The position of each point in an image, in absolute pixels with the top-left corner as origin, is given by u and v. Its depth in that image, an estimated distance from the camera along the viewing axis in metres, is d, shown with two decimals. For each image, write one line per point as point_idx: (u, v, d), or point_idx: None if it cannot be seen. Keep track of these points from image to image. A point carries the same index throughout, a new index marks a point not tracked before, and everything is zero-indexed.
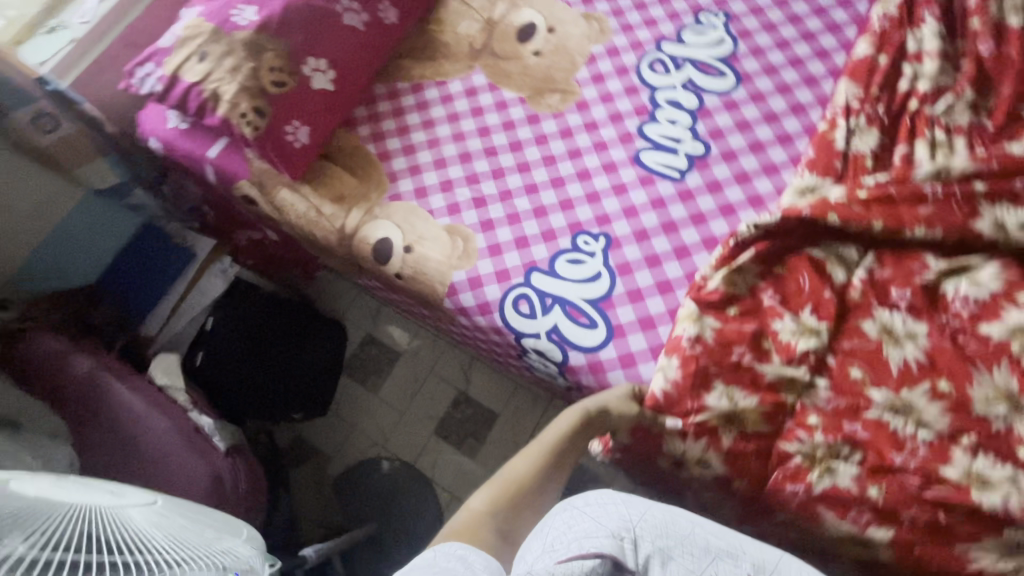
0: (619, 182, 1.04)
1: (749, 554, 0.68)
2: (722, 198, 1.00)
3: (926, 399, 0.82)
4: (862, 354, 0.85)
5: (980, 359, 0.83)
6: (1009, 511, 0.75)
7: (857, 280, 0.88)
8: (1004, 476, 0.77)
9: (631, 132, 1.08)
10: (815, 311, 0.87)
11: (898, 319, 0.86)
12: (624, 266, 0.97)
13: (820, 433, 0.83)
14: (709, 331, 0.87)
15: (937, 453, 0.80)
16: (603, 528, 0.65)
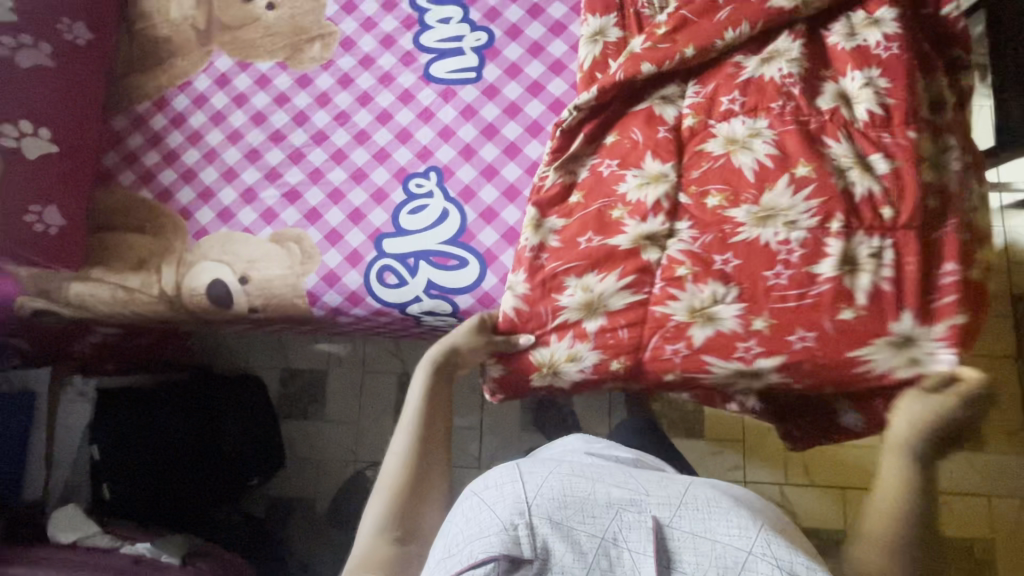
0: (422, 108, 0.96)
1: (650, 496, 0.63)
2: (526, 78, 0.94)
3: (796, 190, 0.74)
4: (717, 175, 0.78)
5: (825, 131, 0.76)
6: (901, 278, 0.72)
7: (686, 110, 0.82)
8: (881, 245, 0.72)
9: (409, 51, 0.98)
10: (655, 155, 0.80)
11: (737, 127, 0.78)
12: (464, 191, 0.92)
13: (691, 281, 0.76)
14: (551, 233, 0.82)
15: (813, 248, 0.73)
16: (496, 519, 0.59)
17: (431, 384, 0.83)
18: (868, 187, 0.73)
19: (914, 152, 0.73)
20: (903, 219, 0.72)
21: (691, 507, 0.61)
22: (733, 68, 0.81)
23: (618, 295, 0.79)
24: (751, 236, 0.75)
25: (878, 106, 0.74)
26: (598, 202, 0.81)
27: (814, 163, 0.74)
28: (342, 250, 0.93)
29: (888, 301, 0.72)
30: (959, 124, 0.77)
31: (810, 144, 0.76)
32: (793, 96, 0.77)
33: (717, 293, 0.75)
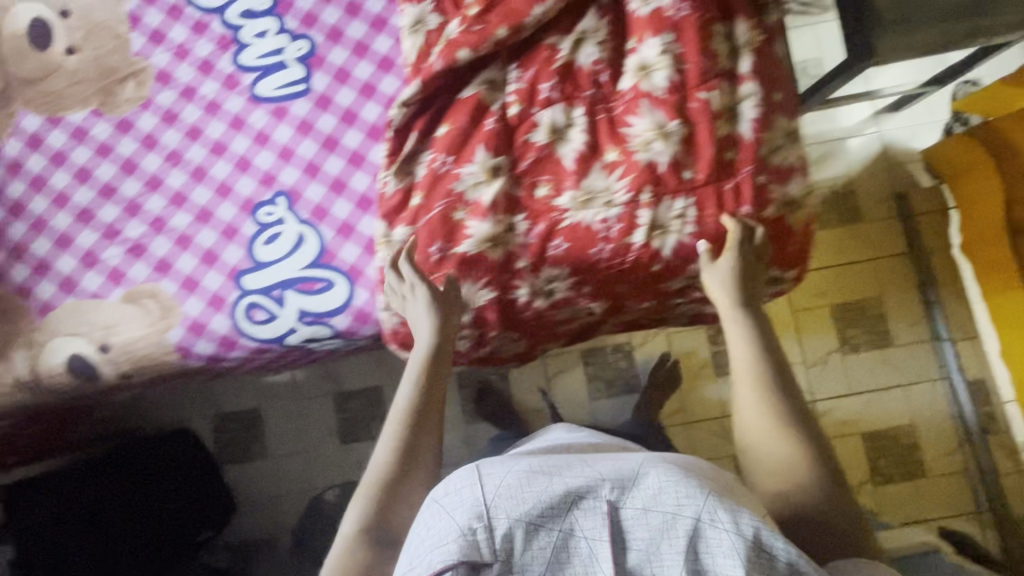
0: (256, 132, 0.91)
1: (606, 474, 0.59)
2: (356, 82, 0.90)
3: (607, 170, 0.80)
4: (547, 165, 0.81)
5: (636, 104, 0.79)
6: (706, 229, 0.80)
7: (512, 96, 0.81)
8: (681, 210, 0.79)
9: (231, 73, 0.92)
10: (486, 149, 0.81)
11: (558, 114, 0.80)
12: (316, 210, 0.88)
13: (537, 268, 0.82)
14: (404, 242, 0.81)
15: (628, 223, 0.79)
16: (451, 527, 0.56)
17: (421, 376, 0.78)
18: (670, 156, 0.77)
19: (710, 113, 0.77)
20: (701, 178, 0.78)
21: (650, 480, 0.57)
22: (548, 49, 0.80)
23: (471, 294, 0.83)
24: (577, 219, 0.80)
25: (676, 71, 0.77)
26: (443, 204, 0.81)
27: (620, 146, 0.80)
28: (202, 296, 0.89)
29: (695, 252, 0.81)
30: (766, 59, 0.80)
31: (619, 120, 0.80)
32: (602, 76, 0.80)
33: (549, 276, 0.83)
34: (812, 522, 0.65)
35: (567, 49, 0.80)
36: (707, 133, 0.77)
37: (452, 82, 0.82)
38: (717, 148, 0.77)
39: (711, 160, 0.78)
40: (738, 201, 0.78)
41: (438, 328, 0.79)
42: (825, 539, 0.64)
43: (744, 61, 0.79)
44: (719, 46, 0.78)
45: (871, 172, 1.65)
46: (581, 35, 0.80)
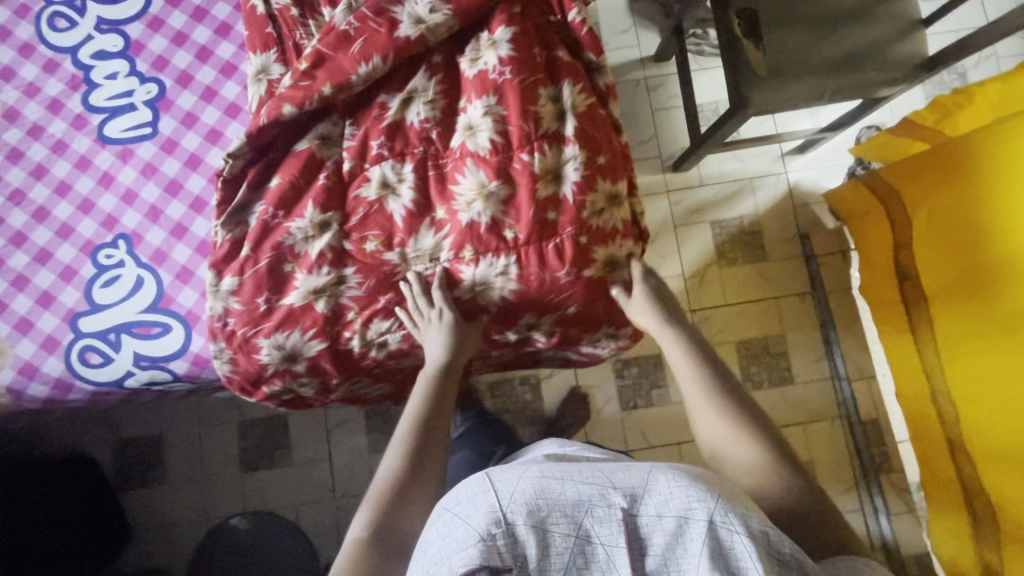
0: (102, 173, 0.90)
1: (618, 479, 0.56)
2: (203, 126, 0.90)
3: (434, 228, 0.81)
4: (375, 219, 0.81)
5: (462, 164, 0.81)
6: (525, 286, 0.82)
7: (346, 151, 0.82)
8: (502, 268, 0.81)
9: (80, 113, 0.92)
10: (317, 203, 0.81)
11: (388, 169, 0.81)
12: (156, 255, 0.88)
13: (366, 320, 0.82)
14: (231, 294, 0.81)
15: (451, 278, 0.81)
16: (470, 533, 0.54)
17: (429, 394, 0.80)
18: (491, 215, 0.80)
19: (530, 175, 0.80)
20: (521, 238, 0.80)
21: (659, 486, 0.55)
22: (379, 107, 0.81)
23: (299, 345, 0.82)
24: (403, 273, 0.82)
25: (498, 132, 0.80)
26: (269, 256, 0.81)
27: (447, 202, 0.81)
28: (36, 338, 0.87)
29: (531, 297, 0.83)
30: (590, 122, 0.82)
31: (447, 177, 0.81)
32: (431, 134, 0.81)
33: (380, 328, 0.83)
34: (785, 516, 0.64)
35: (396, 107, 0.81)
36: (526, 194, 0.79)
37: (285, 134, 0.83)
38: (539, 209, 0.80)
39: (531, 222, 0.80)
40: (558, 260, 0.80)
41: (451, 347, 0.81)
42: (800, 535, 0.62)
43: (566, 123, 0.81)
44: (542, 109, 0.81)
45: (777, 213, 1.68)
46: (411, 94, 0.81)
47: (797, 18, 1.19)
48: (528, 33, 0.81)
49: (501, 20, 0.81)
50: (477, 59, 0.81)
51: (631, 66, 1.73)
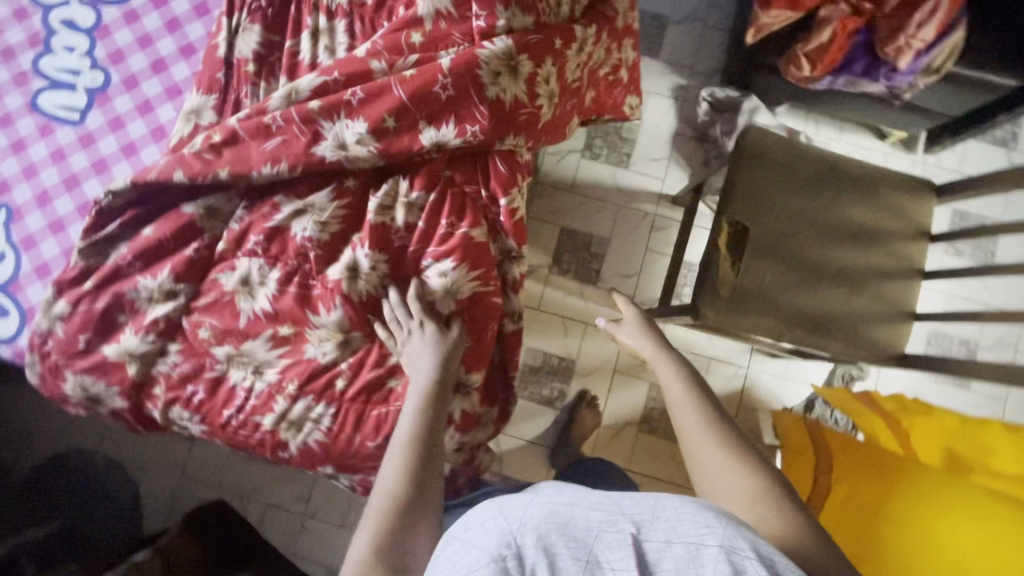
0: (16, 137, 0.89)
1: (628, 509, 0.45)
2: (125, 134, 0.88)
3: (271, 345, 0.77)
4: (219, 310, 0.78)
5: (324, 297, 0.77)
6: (331, 442, 0.76)
7: (225, 234, 0.79)
8: (319, 415, 0.76)
9: (24, 70, 0.90)
10: (172, 270, 0.78)
11: (254, 268, 0.78)
12: (27, 239, 0.87)
13: (171, 401, 0.79)
14: (59, 319, 0.79)
15: (265, 401, 0.77)
16: (472, 568, 0.41)
17: (428, 402, 0.69)
18: (330, 358, 0.77)
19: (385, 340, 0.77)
20: (348, 393, 0.76)
21: (666, 510, 0.45)
22: (272, 207, 0.78)
23: (101, 395, 0.80)
24: (224, 374, 0.78)
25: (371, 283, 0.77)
26: (107, 303, 0.78)
27: (295, 325, 0.77)
28: None
29: (338, 456, 0.77)
30: (471, 309, 0.79)
31: (308, 302, 0.77)
32: (308, 254, 0.77)
33: (180, 415, 0.79)
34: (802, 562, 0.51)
35: (286, 214, 0.78)
36: (374, 356, 0.77)
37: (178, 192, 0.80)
38: (377, 372, 0.77)
39: (366, 383, 0.76)
40: (371, 433, 0.75)
41: (441, 359, 0.73)
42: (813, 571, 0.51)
43: (446, 302, 0.78)
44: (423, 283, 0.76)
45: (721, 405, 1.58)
46: (308, 210, 0.78)
47: (787, 251, 1.09)
48: (448, 198, 0.79)
49: (424, 181, 0.79)
50: (389, 205, 0.78)
51: (646, 198, 1.65)
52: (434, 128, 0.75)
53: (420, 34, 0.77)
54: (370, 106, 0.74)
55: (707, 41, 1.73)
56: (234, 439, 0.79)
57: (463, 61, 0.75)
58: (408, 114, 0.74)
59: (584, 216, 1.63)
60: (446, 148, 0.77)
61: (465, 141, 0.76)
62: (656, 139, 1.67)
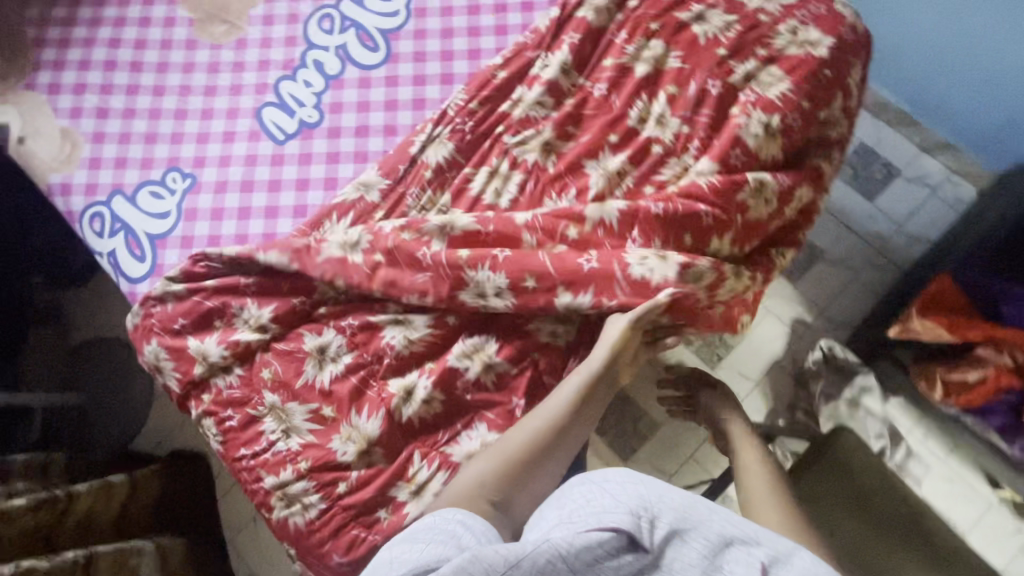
0: (232, 130, 1.05)
1: (765, 541, 0.58)
2: (306, 171, 1.01)
3: (309, 417, 0.83)
4: (289, 362, 0.86)
5: (372, 403, 0.82)
6: (305, 532, 0.79)
7: (331, 303, 0.88)
8: (309, 502, 0.80)
9: (269, 84, 1.07)
10: (274, 309, 0.88)
11: (334, 343, 0.86)
12: (191, 211, 1.01)
13: (209, 413, 0.86)
14: (172, 297, 0.92)
15: (276, 462, 0.82)
16: (617, 505, 0.58)
17: (589, 380, 0.78)
18: (346, 459, 0.80)
19: (399, 470, 0.80)
20: (344, 499, 0.79)
21: (802, 562, 0.56)
22: (376, 303, 0.86)
23: (165, 373, 0.90)
24: (259, 417, 0.84)
25: (416, 414, 0.81)
26: (214, 305, 0.90)
27: (337, 411, 0.83)
28: (89, 177, 1.05)
29: (304, 547, 0.80)
30: None
31: (358, 399, 0.83)
32: (383, 358, 0.84)
33: (208, 426, 0.86)
34: None
35: (385, 316, 0.85)
36: (381, 481, 0.79)
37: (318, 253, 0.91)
38: (376, 496, 0.79)
39: (362, 500, 0.79)
40: (342, 547, 0.78)
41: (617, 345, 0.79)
42: None
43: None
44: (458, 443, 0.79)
45: None
46: (403, 328, 0.84)
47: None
48: (525, 379, 0.81)
49: (511, 352, 0.82)
50: (468, 356, 0.82)
51: None
52: (545, 319, 0.82)
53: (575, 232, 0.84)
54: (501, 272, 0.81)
55: (846, 293, 1.68)
56: (236, 473, 0.85)
57: (600, 278, 0.80)
58: (528, 299, 0.80)
59: (646, 394, 1.59)
60: (540, 339, 0.82)
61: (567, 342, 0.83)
62: (751, 360, 1.62)
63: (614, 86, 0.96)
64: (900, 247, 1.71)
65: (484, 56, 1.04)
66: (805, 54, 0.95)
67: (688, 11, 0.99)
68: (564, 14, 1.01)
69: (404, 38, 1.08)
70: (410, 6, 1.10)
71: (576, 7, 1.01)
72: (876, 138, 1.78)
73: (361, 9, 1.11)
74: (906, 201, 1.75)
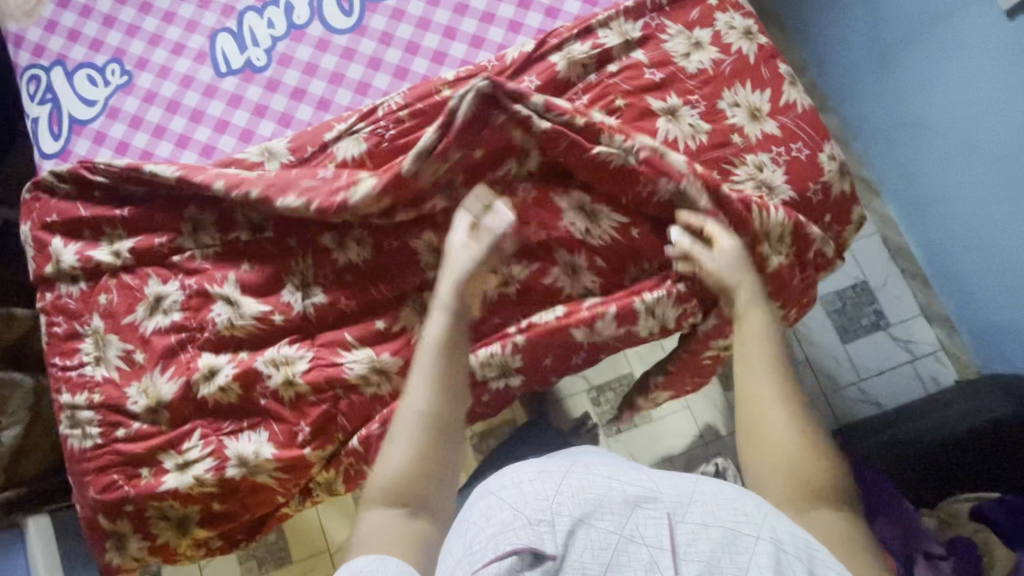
0: (183, 44, 1.03)
1: (666, 492, 0.59)
2: (231, 112, 0.99)
3: (121, 354, 0.85)
4: (126, 297, 0.87)
5: (177, 368, 0.84)
6: (76, 456, 0.84)
7: (186, 257, 0.88)
8: (89, 433, 0.83)
9: (235, 10, 1.04)
10: (136, 243, 0.89)
11: (170, 297, 0.86)
12: (115, 110, 1.01)
13: (45, 312, 0.90)
14: (59, 192, 0.94)
15: (78, 382, 0.85)
16: (513, 519, 0.56)
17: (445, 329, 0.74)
18: (134, 410, 0.83)
19: (173, 440, 0.82)
20: (118, 443, 0.82)
21: (704, 496, 0.58)
22: (222, 275, 0.86)
23: (27, 258, 0.94)
24: (82, 335, 0.87)
25: (209, 396, 0.82)
26: (89, 214, 0.92)
27: (145, 362, 0.85)
28: (41, 39, 1.06)
29: (73, 467, 0.84)
30: (247, 490, 0.82)
31: (167, 359, 0.84)
32: (204, 330, 0.84)
33: (42, 323, 0.90)
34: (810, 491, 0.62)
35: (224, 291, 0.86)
36: (154, 443, 0.82)
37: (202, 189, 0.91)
38: (146, 453, 0.82)
39: (132, 451, 0.82)
40: (100, 485, 0.82)
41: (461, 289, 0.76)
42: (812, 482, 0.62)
43: (234, 470, 0.80)
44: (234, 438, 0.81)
45: None
46: (237, 306, 0.84)
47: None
48: (321, 410, 0.81)
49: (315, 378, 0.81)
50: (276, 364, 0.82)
51: None
52: (369, 358, 0.81)
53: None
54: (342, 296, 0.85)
55: None
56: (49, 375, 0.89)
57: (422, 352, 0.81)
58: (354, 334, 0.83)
59: None
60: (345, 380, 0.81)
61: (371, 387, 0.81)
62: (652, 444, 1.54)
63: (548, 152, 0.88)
64: (850, 402, 1.59)
65: (446, 65, 0.98)
66: (760, 197, 0.84)
67: (662, 100, 0.89)
68: (538, 53, 0.92)
69: (380, 12, 1.01)
70: None
71: (553, 50, 0.92)
72: (881, 282, 1.64)
73: None
74: (880, 358, 1.61)
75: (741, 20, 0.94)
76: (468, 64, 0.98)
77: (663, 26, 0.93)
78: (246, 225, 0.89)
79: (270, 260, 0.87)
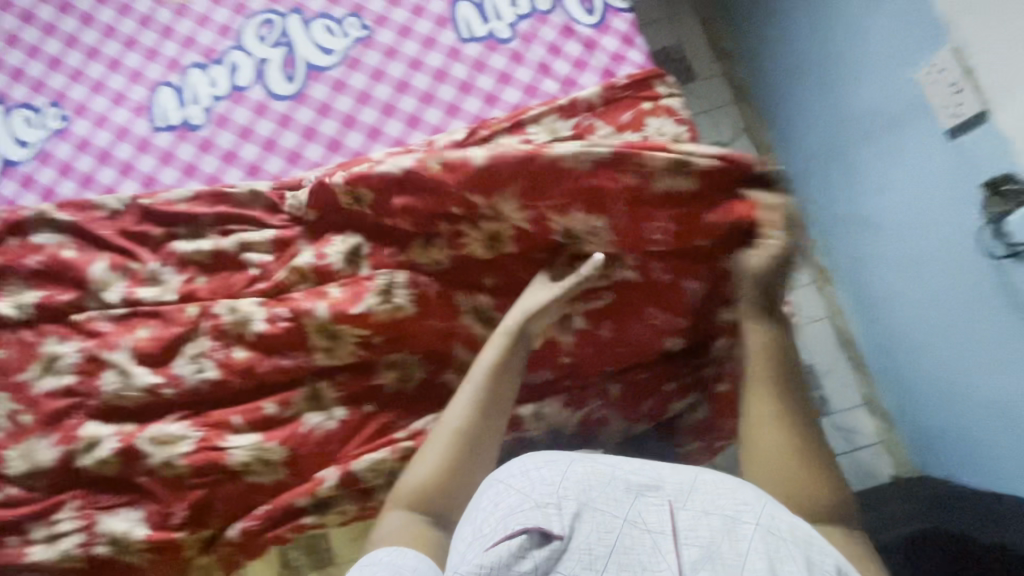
0: (124, 95, 1.03)
1: (666, 481, 0.64)
2: (161, 169, 0.99)
3: (6, 414, 0.84)
4: (20, 354, 0.86)
5: (61, 433, 0.82)
6: None
7: (87, 317, 0.87)
8: None
9: (180, 65, 1.04)
10: (39, 298, 0.88)
11: (65, 357, 0.85)
12: (46, 154, 1.01)
13: None
14: None
15: None
16: (523, 502, 0.58)
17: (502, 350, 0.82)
18: (9, 474, 0.81)
19: (45, 510, 0.80)
20: None
21: (704, 489, 0.63)
22: (121, 340, 0.85)
23: None
24: None
25: (87, 467, 0.80)
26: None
27: (29, 424, 0.83)
28: None
29: None
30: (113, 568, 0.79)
31: (52, 423, 0.82)
32: (95, 396, 0.83)
33: None
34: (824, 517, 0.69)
35: (120, 357, 0.84)
36: (25, 511, 0.79)
37: (115, 248, 0.90)
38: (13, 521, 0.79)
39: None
40: None
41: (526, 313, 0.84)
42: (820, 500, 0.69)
43: (102, 548, 0.78)
44: (108, 513, 0.79)
45: None
46: (128, 374, 0.84)
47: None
48: (196, 492, 0.79)
49: (197, 460, 0.80)
50: (160, 442, 0.80)
51: None
52: (256, 446, 0.80)
53: (342, 379, 0.85)
54: (237, 374, 0.84)
55: None
56: None
57: (309, 443, 0.81)
58: (241, 419, 0.82)
59: None
60: (227, 466, 0.80)
61: (253, 471, 0.80)
62: None
63: (464, 243, 0.88)
64: None
65: (381, 142, 0.99)
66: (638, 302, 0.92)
67: None
68: (467, 142, 0.93)
69: (322, 83, 1.02)
70: (348, 52, 1.04)
71: (482, 141, 0.93)
72: (828, 368, 1.64)
73: (303, 29, 1.04)
74: None
75: (672, 127, 0.95)
76: (402, 143, 0.98)
77: (594, 127, 0.94)
78: (153, 289, 0.88)
79: (172, 329, 0.86)
